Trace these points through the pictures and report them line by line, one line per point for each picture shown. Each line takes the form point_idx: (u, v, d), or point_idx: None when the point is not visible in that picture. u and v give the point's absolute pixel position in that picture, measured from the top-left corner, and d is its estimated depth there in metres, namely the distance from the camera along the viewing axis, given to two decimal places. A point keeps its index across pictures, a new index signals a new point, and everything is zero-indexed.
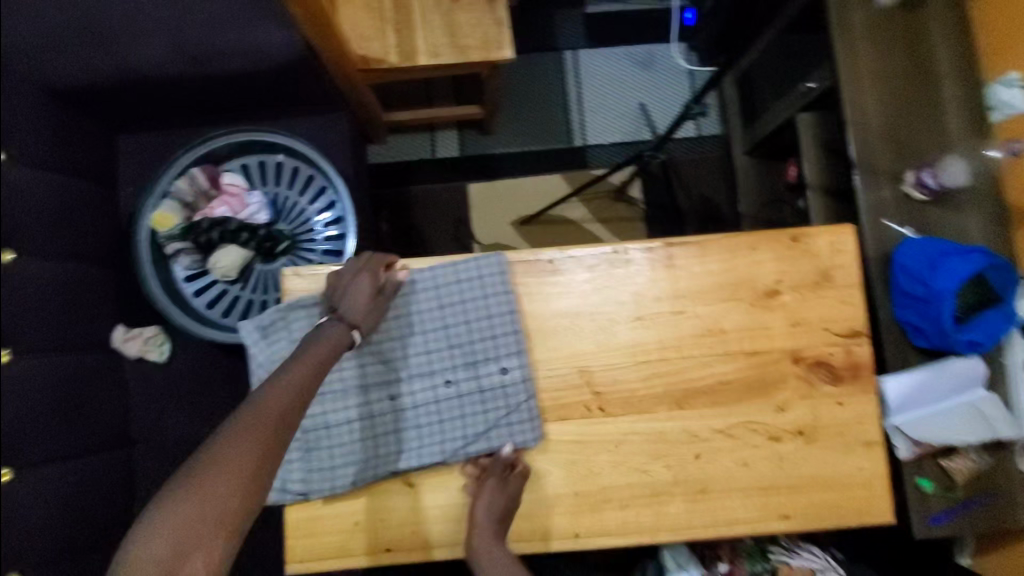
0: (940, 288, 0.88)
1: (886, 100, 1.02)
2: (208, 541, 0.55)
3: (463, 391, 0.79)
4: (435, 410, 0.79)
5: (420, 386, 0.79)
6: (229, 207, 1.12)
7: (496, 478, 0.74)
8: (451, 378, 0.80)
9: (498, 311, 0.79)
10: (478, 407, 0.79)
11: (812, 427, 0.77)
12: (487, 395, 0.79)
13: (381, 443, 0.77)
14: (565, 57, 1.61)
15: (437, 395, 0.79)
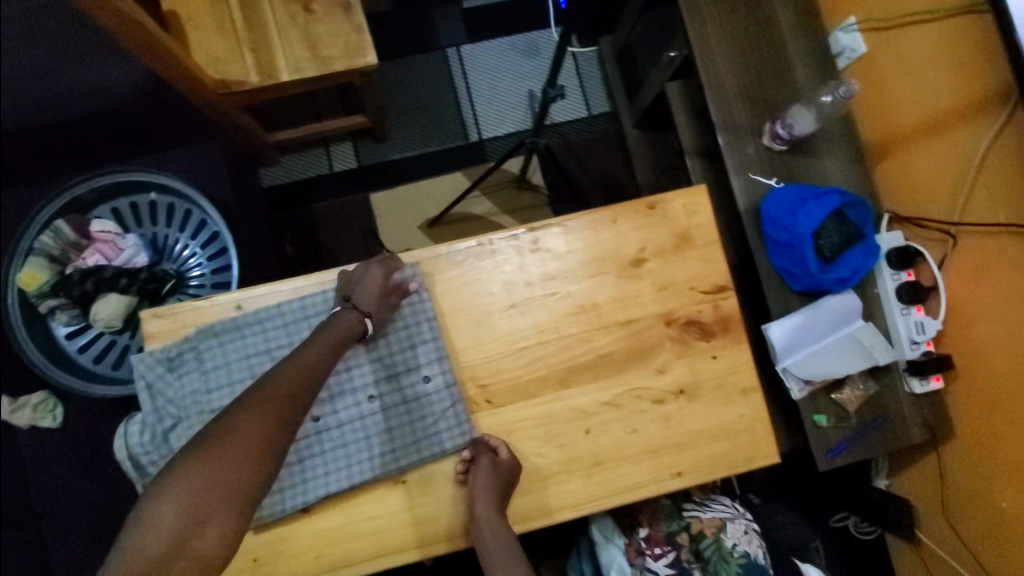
0: (801, 232, 0.94)
1: (736, 60, 1.06)
2: (222, 510, 0.59)
3: (391, 404, 0.78)
4: (358, 429, 0.77)
5: (343, 404, 0.78)
6: (104, 255, 1.07)
7: (489, 456, 0.75)
8: (374, 393, 0.79)
9: (426, 316, 0.80)
10: (409, 419, 0.78)
11: (692, 384, 0.79)
12: (418, 403, 0.79)
13: (307, 469, 0.75)
14: (448, 54, 1.58)
15: (361, 413, 0.78)
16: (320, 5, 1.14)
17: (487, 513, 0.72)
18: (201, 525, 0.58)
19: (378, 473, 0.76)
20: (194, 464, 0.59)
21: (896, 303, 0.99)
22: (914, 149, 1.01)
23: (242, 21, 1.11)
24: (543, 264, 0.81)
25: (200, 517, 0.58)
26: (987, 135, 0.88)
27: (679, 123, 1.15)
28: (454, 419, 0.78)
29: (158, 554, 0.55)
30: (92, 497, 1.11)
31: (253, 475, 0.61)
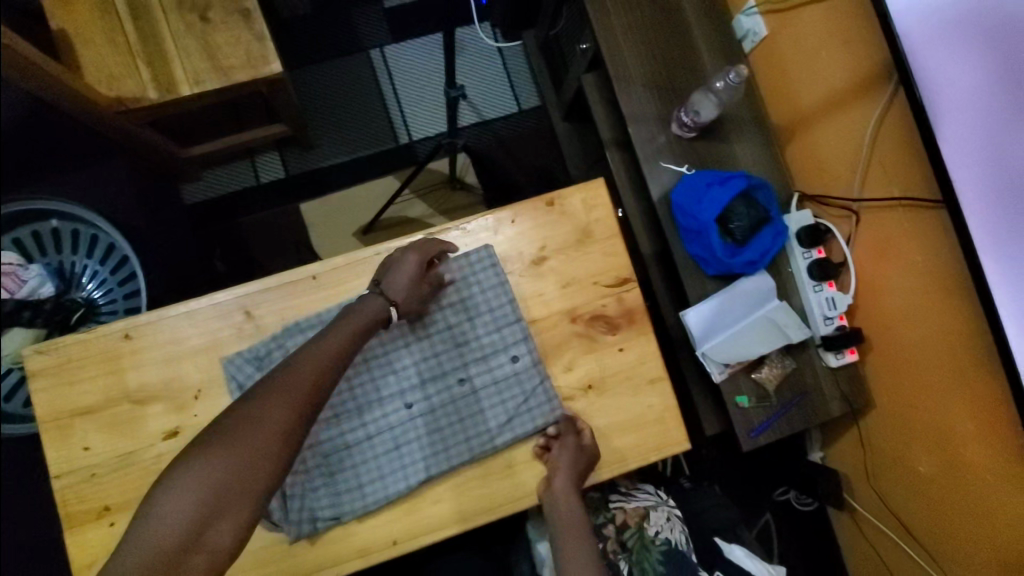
0: (706, 219, 0.95)
1: (642, 49, 1.05)
2: (236, 501, 0.57)
3: (435, 406, 0.76)
4: (393, 437, 0.75)
5: (435, 389, 0.77)
6: (4, 289, 1.01)
7: (575, 438, 0.75)
8: (464, 375, 0.77)
9: (468, 308, 0.79)
10: (455, 420, 0.76)
11: (600, 378, 0.80)
12: (463, 403, 0.77)
13: (341, 482, 0.73)
14: (372, 56, 1.55)
15: (399, 419, 0.76)
16: (217, 13, 1.10)
17: (568, 489, 0.73)
18: (213, 522, 0.56)
19: (431, 476, 0.74)
20: (204, 460, 0.58)
21: (807, 280, 1.01)
22: (816, 129, 1.03)
23: (135, 35, 1.07)
24: (467, 261, 0.79)
25: (211, 512, 0.56)
26: (874, 112, 0.92)
27: (597, 115, 1.15)
28: (543, 396, 0.77)
29: (171, 547, 0.54)
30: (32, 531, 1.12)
31: (268, 470, 0.60)
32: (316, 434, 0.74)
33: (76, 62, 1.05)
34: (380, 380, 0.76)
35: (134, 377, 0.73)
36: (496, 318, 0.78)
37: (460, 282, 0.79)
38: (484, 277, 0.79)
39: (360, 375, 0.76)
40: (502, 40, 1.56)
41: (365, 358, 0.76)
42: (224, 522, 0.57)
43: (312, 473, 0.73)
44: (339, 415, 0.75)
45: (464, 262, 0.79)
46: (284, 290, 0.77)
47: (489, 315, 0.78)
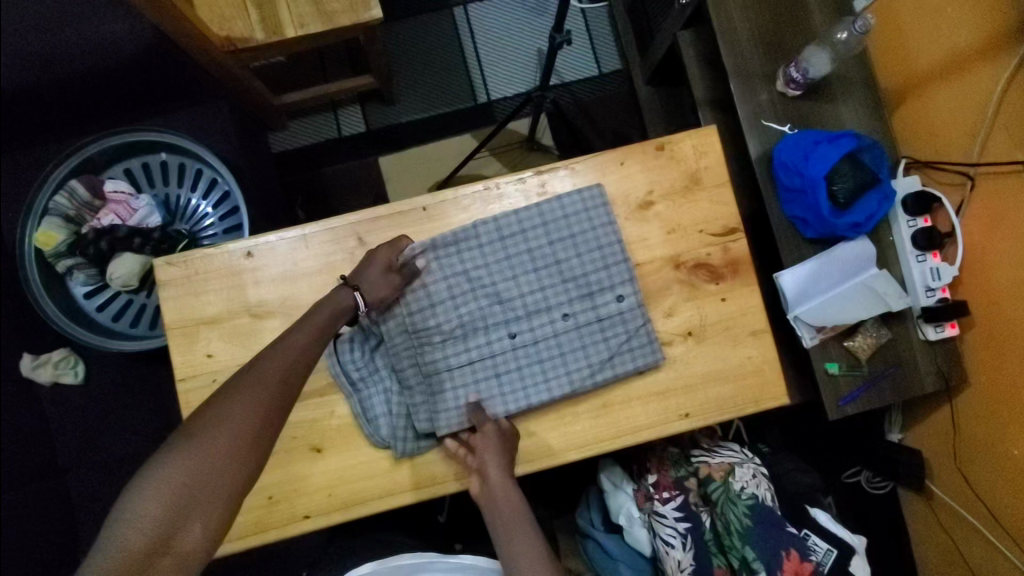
0: (814, 176, 0.92)
1: (751, 3, 1.02)
2: (205, 506, 0.54)
3: (538, 338, 0.77)
4: (496, 365, 0.76)
5: (538, 322, 0.77)
6: (117, 215, 1.07)
7: (494, 426, 0.74)
8: (568, 311, 0.78)
9: (580, 244, 0.78)
10: (557, 354, 0.76)
11: (700, 326, 0.79)
12: (566, 338, 0.77)
13: (442, 404, 0.74)
14: (454, 14, 1.54)
15: (503, 348, 0.76)
16: None
17: (502, 479, 0.71)
18: (188, 519, 0.53)
19: (530, 406, 0.75)
20: (183, 452, 0.55)
21: (910, 250, 0.98)
22: (932, 90, 0.98)
23: None
24: (578, 198, 0.78)
25: (185, 510, 0.53)
26: (1006, 69, 0.85)
27: (691, 73, 1.12)
28: (648, 338, 0.76)
29: (142, 550, 0.51)
30: (111, 454, 1.14)
31: (244, 466, 0.57)
32: (423, 355, 0.76)
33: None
34: (483, 310, 0.77)
35: (254, 293, 0.77)
36: (604, 256, 0.78)
37: (574, 216, 0.77)
38: (595, 217, 0.78)
39: (468, 302, 0.77)
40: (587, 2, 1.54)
41: (474, 285, 0.77)
42: (194, 523, 0.53)
43: (415, 392, 0.76)
44: (445, 338, 0.76)
45: (577, 200, 0.78)
46: (395, 219, 0.79)
47: (598, 252, 0.78)
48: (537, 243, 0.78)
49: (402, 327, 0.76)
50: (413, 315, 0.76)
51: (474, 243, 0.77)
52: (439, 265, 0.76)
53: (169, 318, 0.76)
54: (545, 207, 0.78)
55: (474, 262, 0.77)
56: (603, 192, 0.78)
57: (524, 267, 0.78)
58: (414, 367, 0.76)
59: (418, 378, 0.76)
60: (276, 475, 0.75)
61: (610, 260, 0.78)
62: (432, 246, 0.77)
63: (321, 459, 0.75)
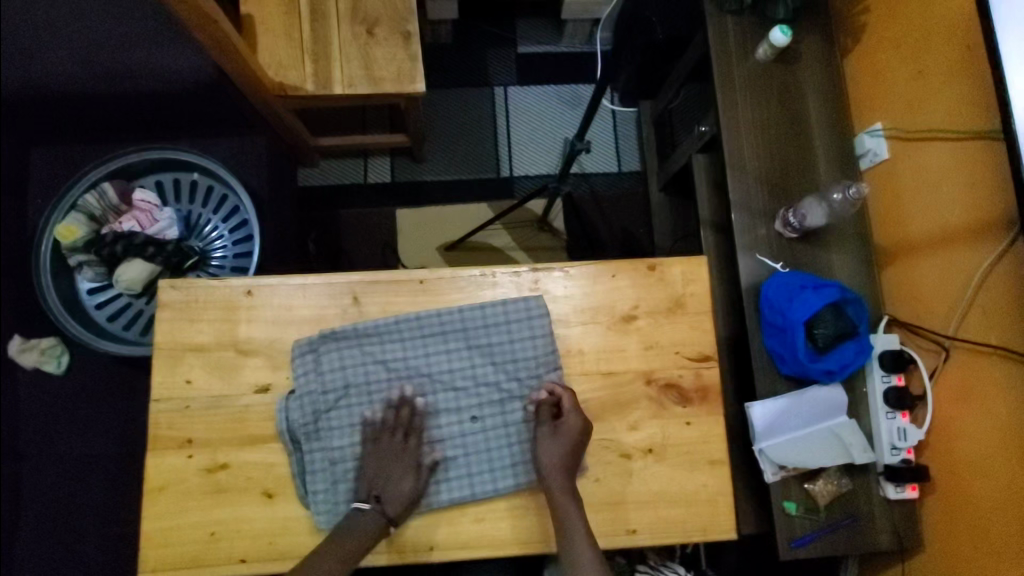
0: (795, 319, 0.96)
1: (762, 146, 1.10)
2: None
3: (445, 437, 0.79)
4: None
5: (447, 421, 0.80)
6: (138, 222, 1.13)
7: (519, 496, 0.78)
8: (477, 414, 0.80)
9: (495, 352, 0.81)
10: (462, 456, 0.79)
11: (661, 445, 0.81)
12: (472, 440, 0.79)
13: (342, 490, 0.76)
14: (494, 93, 1.65)
15: (410, 443, 0.79)
16: (383, 30, 1.21)
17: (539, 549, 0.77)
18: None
19: (429, 507, 0.76)
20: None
21: (882, 406, 1.01)
22: (921, 257, 1.03)
23: (309, 34, 1.19)
24: (501, 309, 0.81)
25: None
26: (989, 258, 0.90)
27: (700, 196, 1.20)
28: None
29: None
30: (73, 450, 1.14)
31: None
32: (330, 439, 0.78)
33: (254, 45, 1.18)
34: (397, 402, 0.79)
35: (244, 330, 0.80)
36: (523, 365, 0.81)
37: (493, 325, 0.81)
38: (519, 329, 0.81)
39: (382, 393, 0.79)
40: (619, 105, 1.64)
41: (391, 376, 0.80)
42: None
43: (317, 475, 0.77)
44: (354, 426, 0.78)
45: (501, 309, 0.81)
46: (392, 286, 0.83)
47: (516, 361, 0.81)
48: (455, 346, 0.81)
49: (314, 409, 0.77)
50: (329, 398, 0.78)
51: (396, 336, 0.80)
52: (358, 354, 0.79)
53: (160, 339, 0.79)
54: (467, 312, 0.81)
55: (392, 355, 0.80)
56: (535, 303, 0.81)
57: (439, 367, 0.80)
58: (319, 451, 0.77)
59: (321, 462, 0.77)
60: (220, 512, 0.76)
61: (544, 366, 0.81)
62: (349, 332, 0.79)
63: (269, 505, 0.76)
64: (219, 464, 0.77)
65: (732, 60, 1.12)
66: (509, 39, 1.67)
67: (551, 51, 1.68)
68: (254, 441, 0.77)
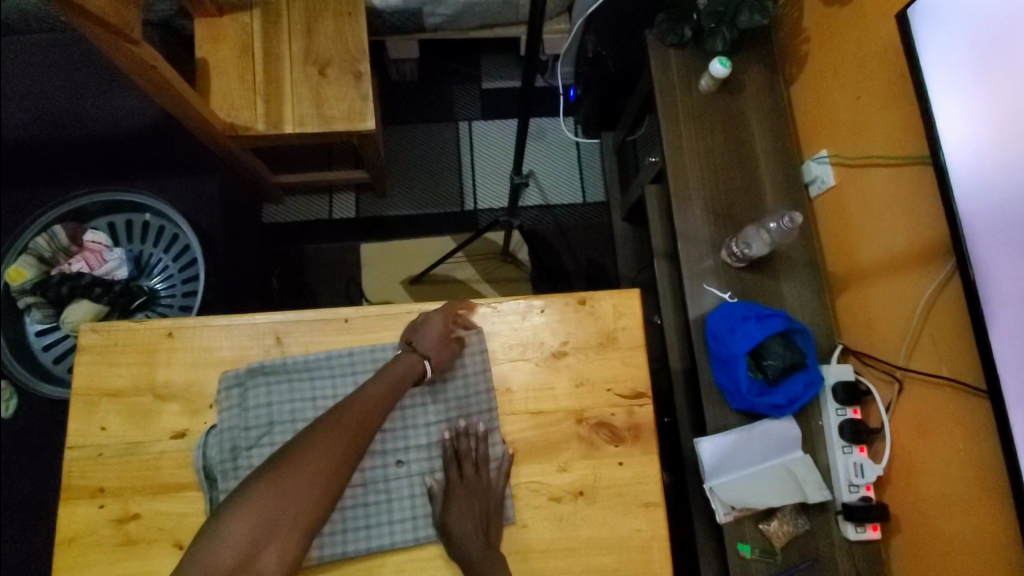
0: (736, 351, 0.93)
1: (708, 175, 1.09)
2: (286, 532, 0.59)
3: (368, 480, 0.76)
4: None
5: (371, 463, 0.76)
6: (87, 263, 1.13)
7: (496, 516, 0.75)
8: (402, 457, 0.77)
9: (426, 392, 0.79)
10: (383, 500, 0.75)
11: (592, 487, 0.78)
12: (396, 484, 0.76)
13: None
14: (459, 127, 1.67)
15: None
16: (334, 71, 1.23)
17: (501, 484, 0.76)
18: (264, 546, 0.58)
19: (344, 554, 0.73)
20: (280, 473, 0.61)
21: (837, 439, 0.97)
22: (870, 285, 1.01)
23: (262, 76, 1.22)
24: None
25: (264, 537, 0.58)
26: (933, 283, 0.87)
27: (653, 226, 1.19)
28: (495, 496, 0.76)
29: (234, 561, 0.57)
30: (21, 493, 1.13)
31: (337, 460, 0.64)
32: (246, 475, 0.74)
33: (209, 88, 1.21)
34: None
35: (163, 374, 0.79)
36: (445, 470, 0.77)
37: None
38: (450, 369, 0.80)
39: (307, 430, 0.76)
40: (582, 137, 1.65)
41: (319, 414, 0.77)
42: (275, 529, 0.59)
43: None
44: None
45: None
46: (316, 326, 0.82)
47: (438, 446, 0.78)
48: None
49: (233, 444, 0.75)
50: (251, 434, 0.75)
51: (327, 373, 0.79)
52: (285, 389, 0.77)
53: (77, 384, 0.78)
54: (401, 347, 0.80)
55: (322, 391, 0.77)
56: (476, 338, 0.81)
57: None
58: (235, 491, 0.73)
59: None
60: (129, 565, 0.73)
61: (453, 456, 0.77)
62: (274, 368, 0.77)
63: (180, 556, 0.73)
64: (130, 513, 0.74)
65: (676, 91, 1.13)
66: (473, 75, 1.70)
67: (514, 85, 1.70)
68: (168, 489, 0.75)
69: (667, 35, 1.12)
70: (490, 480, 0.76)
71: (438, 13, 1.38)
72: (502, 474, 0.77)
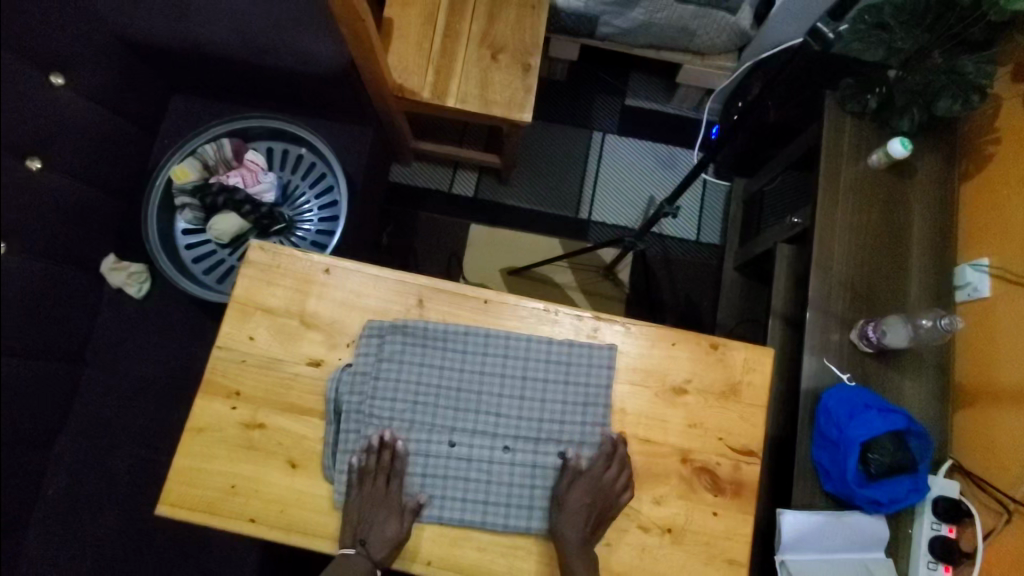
0: (851, 437, 0.91)
1: (855, 252, 1.06)
2: None
3: (472, 457, 0.79)
4: (425, 465, 0.79)
5: (478, 443, 0.79)
6: (243, 180, 1.21)
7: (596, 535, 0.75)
8: (509, 445, 0.80)
9: (548, 390, 0.81)
10: (483, 482, 0.78)
11: (681, 528, 0.78)
12: (498, 469, 0.79)
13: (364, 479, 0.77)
14: (592, 136, 1.68)
15: (438, 453, 0.79)
16: (506, 58, 1.27)
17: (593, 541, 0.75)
18: None
19: (437, 519, 0.77)
20: None
21: (924, 553, 0.94)
22: (1001, 409, 0.95)
23: (438, 47, 1.27)
24: (565, 350, 0.82)
25: None
26: None
27: (776, 286, 1.17)
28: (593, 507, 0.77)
29: None
30: (128, 371, 1.17)
31: None
32: (368, 423, 0.79)
33: (388, 47, 1.27)
34: (439, 409, 0.80)
35: (313, 305, 0.84)
36: (570, 408, 0.81)
37: (555, 363, 0.81)
38: (575, 374, 0.81)
39: (429, 394, 0.80)
40: (712, 176, 1.63)
41: (441, 386, 0.80)
42: None
43: (347, 455, 0.78)
44: (394, 419, 0.79)
45: (568, 352, 0.82)
46: (458, 299, 0.85)
47: (589, 452, 0.79)
48: (510, 374, 0.81)
49: (362, 389, 0.79)
50: (379, 384, 0.80)
51: (459, 347, 0.82)
52: (419, 352, 0.81)
53: (239, 293, 0.84)
54: (533, 341, 0.82)
55: (451, 363, 0.81)
56: (611, 353, 0.81)
57: (490, 387, 0.81)
58: (354, 432, 0.78)
59: (354, 444, 0.78)
60: (246, 469, 0.78)
61: (592, 458, 0.79)
62: (411, 330, 0.81)
63: (292, 474, 0.78)
64: (257, 422, 0.80)
65: (843, 160, 1.10)
66: (619, 89, 1.71)
67: (657, 109, 1.70)
68: (293, 410, 0.80)
69: (848, 101, 1.11)
70: (613, 489, 0.76)
71: (612, 24, 1.39)
72: (630, 492, 0.78)
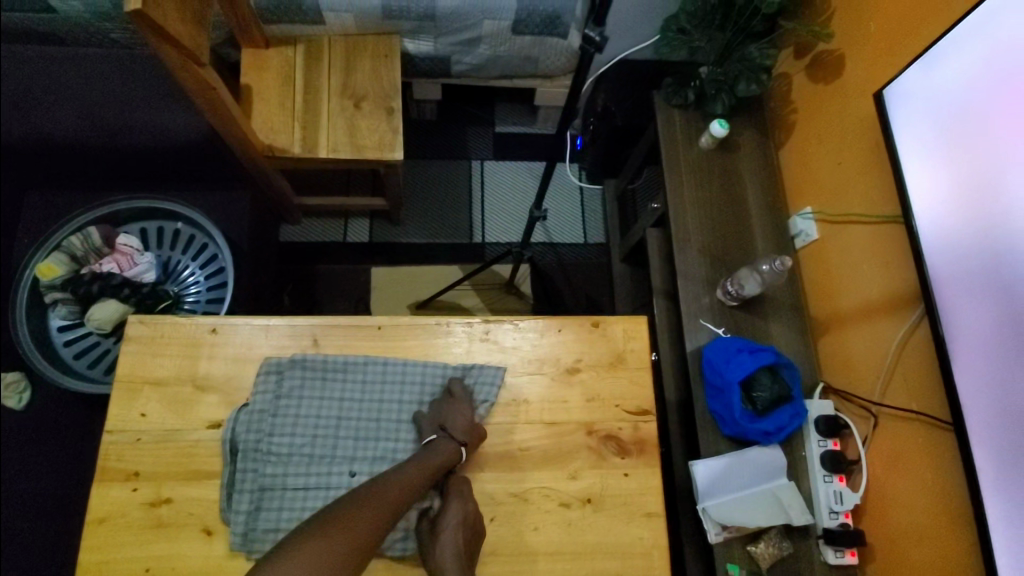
0: (730, 379, 1.02)
1: (705, 222, 1.21)
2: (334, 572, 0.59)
3: None
4: (327, 498, 0.79)
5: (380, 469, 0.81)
6: (117, 265, 1.17)
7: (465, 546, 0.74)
8: None
9: None
10: None
11: (599, 496, 0.84)
12: None
13: (262, 518, 0.76)
14: (472, 165, 1.78)
15: (339, 485, 0.80)
16: (369, 105, 1.33)
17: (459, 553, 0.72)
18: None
19: None
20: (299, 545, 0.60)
21: (819, 469, 1.05)
22: (848, 329, 1.10)
23: (301, 104, 1.32)
24: (462, 368, 0.87)
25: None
26: (904, 326, 0.96)
27: (652, 266, 1.30)
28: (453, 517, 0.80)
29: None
30: (26, 489, 1.11)
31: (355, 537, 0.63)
32: (266, 463, 0.79)
33: (252, 113, 1.30)
34: (339, 440, 0.82)
35: (205, 366, 0.84)
36: None
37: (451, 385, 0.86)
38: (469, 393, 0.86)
39: (328, 427, 0.82)
40: (586, 182, 1.77)
41: (340, 419, 0.83)
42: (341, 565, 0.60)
43: (244, 495, 0.77)
44: (293, 457, 0.80)
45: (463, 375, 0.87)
46: (352, 332, 0.88)
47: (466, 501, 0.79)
48: (408, 399, 0.85)
49: (259, 428, 0.80)
50: (276, 421, 0.81)
51: (358, 376, 0.85)
52: (317, 386, 0.83)
53: (123, 370, 0.83)
54: (430, 366, 0.87)
55: (350, 394, 0.84)
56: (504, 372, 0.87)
57: (389, 412, 0.84)
58: (252, 472, 0.78)
59: (251, 484, 0.78)
60: (157, 549, 0.75)
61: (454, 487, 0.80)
62: (307, 365, 0.83)
63: (207, 542, 0.76)
64: (162, 498, 0.77)
65: (678, 145, 1.26)
66: (487, 119, 1.83)
67: (525, 131, 1.84)
68: (199, 476, 0.79)
69: (672, 97, 1.28)
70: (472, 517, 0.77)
71: (465, 62, 1.51)
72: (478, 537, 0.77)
